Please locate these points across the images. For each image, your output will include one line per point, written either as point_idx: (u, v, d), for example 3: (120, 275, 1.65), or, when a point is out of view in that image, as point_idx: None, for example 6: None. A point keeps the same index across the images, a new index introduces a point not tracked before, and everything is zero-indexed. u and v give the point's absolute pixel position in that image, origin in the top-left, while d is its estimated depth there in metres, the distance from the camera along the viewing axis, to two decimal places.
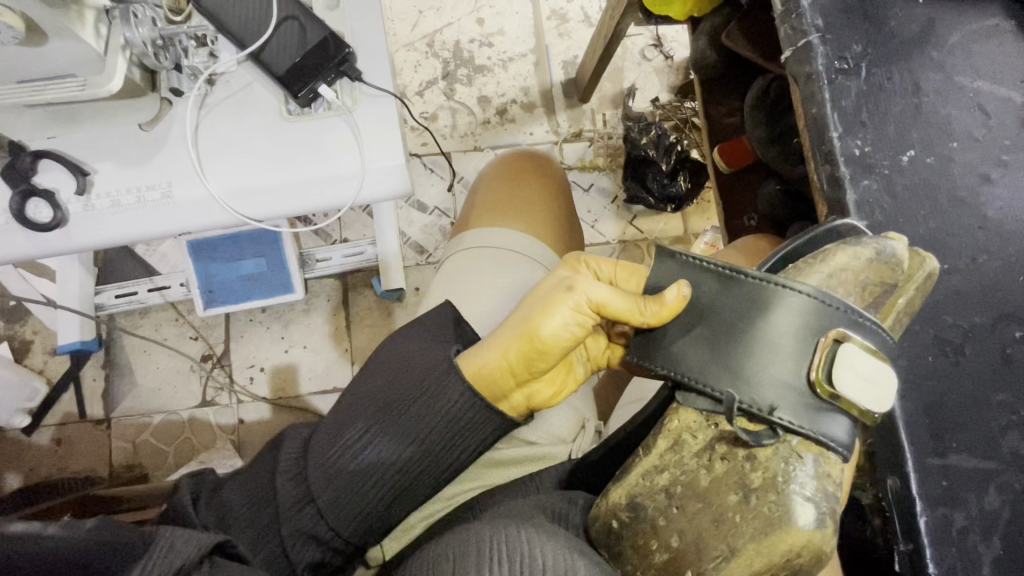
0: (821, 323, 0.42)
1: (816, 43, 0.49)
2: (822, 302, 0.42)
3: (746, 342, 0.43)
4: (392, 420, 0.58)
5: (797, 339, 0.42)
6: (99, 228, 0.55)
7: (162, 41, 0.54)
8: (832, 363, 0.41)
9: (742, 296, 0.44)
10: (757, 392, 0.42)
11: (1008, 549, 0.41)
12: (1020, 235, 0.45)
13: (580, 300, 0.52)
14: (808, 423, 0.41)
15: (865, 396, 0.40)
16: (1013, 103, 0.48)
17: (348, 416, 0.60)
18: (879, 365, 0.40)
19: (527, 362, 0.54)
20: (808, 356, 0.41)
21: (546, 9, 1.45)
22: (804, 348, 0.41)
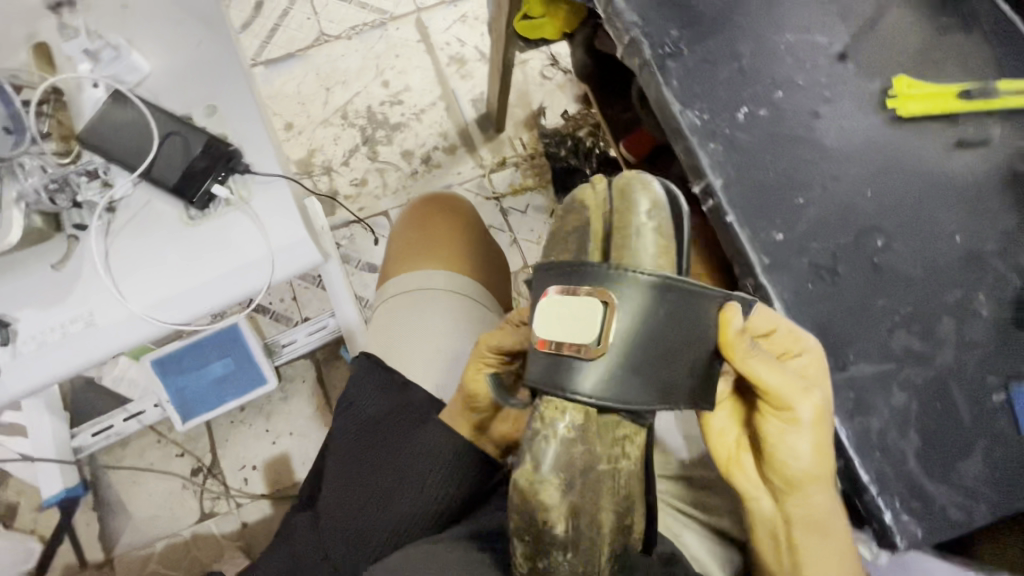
0: (586, 294, 0.41)
1: (639, 35, 0.54)
2: (547, 266, 0.43)
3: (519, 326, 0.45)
4: (385, 467, 0.58)
5: (571, 316, 0.41)
6: (31, 371, 0.56)
7: (56, 184, 0.58)
8: (540, 320, 0.41)
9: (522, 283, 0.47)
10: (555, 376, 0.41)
11: (926, 439, 0.44)
12: (859, 156, 0.50)
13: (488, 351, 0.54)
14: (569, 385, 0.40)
15: (578, 335, 0.40)
16: (822, 45, 0.53)
17: (345, 476, 0.60)
18: (586, 301, 0.40)
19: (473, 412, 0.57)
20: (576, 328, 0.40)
21: (443, 57, 1.53)
22: (573, 322, 0.41)
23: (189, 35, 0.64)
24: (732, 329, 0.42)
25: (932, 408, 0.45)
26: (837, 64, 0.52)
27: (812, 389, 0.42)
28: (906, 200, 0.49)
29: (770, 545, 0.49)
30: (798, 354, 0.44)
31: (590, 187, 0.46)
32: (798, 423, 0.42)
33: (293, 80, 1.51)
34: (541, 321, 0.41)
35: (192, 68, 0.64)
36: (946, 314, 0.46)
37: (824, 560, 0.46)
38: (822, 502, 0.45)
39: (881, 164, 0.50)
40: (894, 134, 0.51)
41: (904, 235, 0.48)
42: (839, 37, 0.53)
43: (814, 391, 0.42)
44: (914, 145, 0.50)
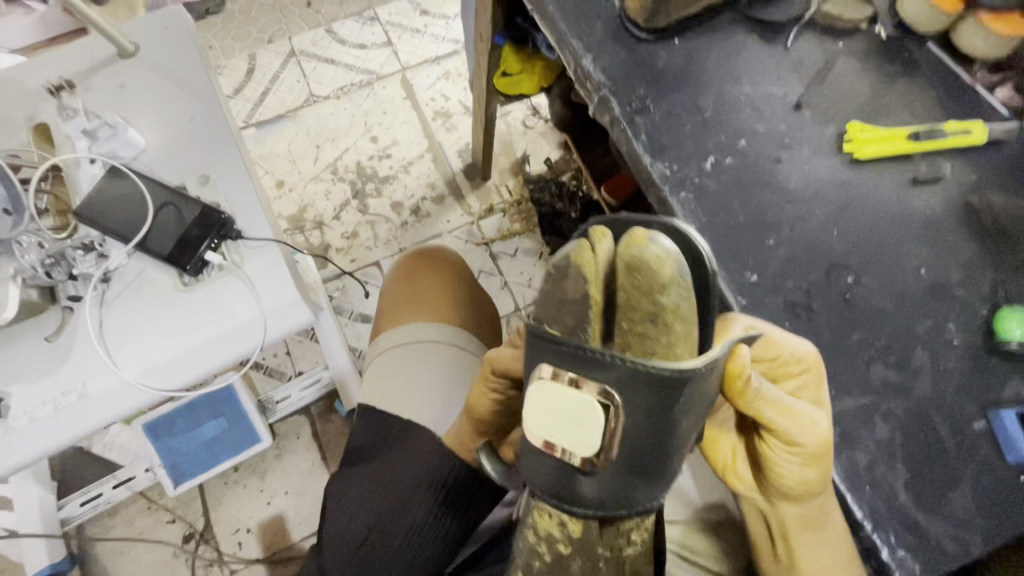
0: (583, 398, 0.36)
1: (608, 94, 0.58)
2: (545, 345, 0.37)
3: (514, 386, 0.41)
4: (383, 491, 0.61)
5: (568, 422, 0.37)
6: (24, 445, 0.56)
7: (52, 258, 0.59)
8: (529, 408, 0.38)
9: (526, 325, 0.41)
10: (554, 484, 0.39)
11: (913, 471, 0.45)
12: (822, 197, 0.53)
13: (489, 374, 0.55)
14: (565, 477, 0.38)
15: (571, 438, 0.37)
16: (777, 96, 0.57)
17: (345, 506, 0.62)
18: (581, 402, 0.36)
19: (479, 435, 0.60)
20: (574, 434, 0.37)
21: (429, 112, 1.60)
22: (571, 428, 0.37)
23: (186, 110, 0.68)
24: (739, 367, 0.40)
25: (915, 439, 0.45)
26: (794, 113, 0.56)
27: (813, 417, 0.44)
28: (870, 237, 0.51)
29: (764, 538, 0.53)
30: (799, 376, 0.44)
31: (590, 250, 0.38)
32: (799, 455, 0.44)
33: (284, 139, 1.57)
34: (530, 411, 0.38)
35: (187, 141, 0.67)
36: (919, 344, 0.48)
37: (819, 559, 0.48)
38: (809, 507, 0.48)
39: (843, 203, 0.52)
40: (852, 175, 0.54)
41: (871, 270, 0.50)
42: (793, 88, 0.57)
43: (817, 420, 0.43)
44: (872, 184, 0.53)
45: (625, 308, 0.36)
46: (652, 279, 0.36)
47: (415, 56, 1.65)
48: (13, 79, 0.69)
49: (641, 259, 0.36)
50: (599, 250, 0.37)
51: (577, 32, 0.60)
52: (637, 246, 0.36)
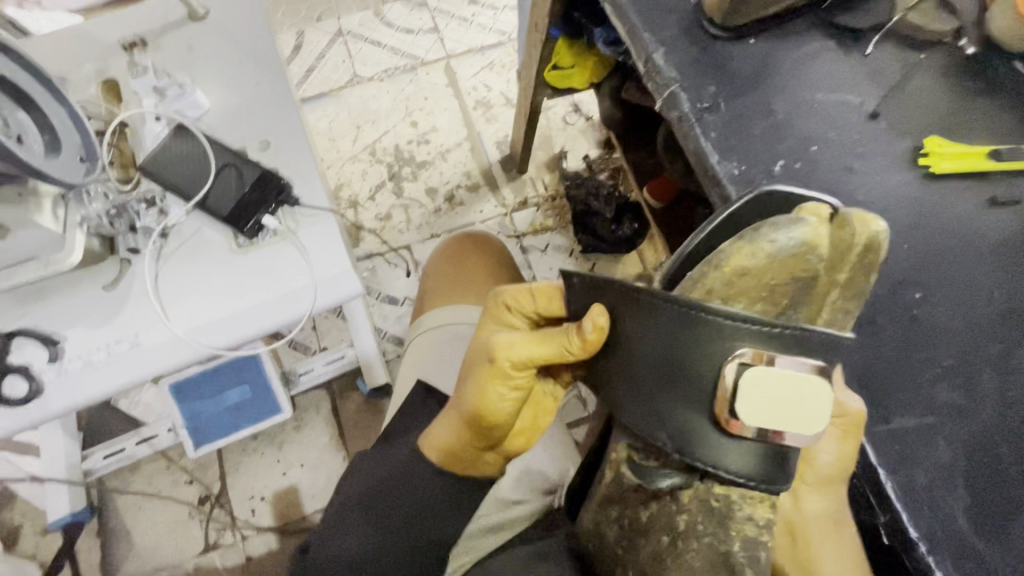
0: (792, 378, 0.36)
1: (678, 90, 0.57)
2: (721, 326, 0.36)
3: (649, 375, 0.39)
4: (381, 506, 0.60)
5: (774, 403, 0.36)
6: (75, 389, 0.57)
7: (115, 210, 0.60)
8: (739, 393, 0.36)
9: (638, 311, 0.39)
10: (738, 460, 0.37)
11: (974, 496, 0.43)
12: (894, 211, 0.51)
13: (505, 365, 0.49)
14: (717, 455, 0.37)
15: (791, 420, 0.36)
16: (853, 103, 0.56)
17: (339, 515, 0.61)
18: (801, 380, 0.36)
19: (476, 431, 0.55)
20: (780, 416, 0.36)
21: (470, 101, 1.60)
22: (777, 410, 0.36)
23: (250, 76, 0.69)
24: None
25: (978, 465, 0.44)
26: (869, 123, 0.55)
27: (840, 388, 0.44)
28: (940, 255, 0.50)
29: (784, 544, 0.49)
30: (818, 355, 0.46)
31: (819, 228, 0.38)
32: (840, 426, 0.43)
33: (326, 117, 1.58)
34: (736, 394, 0.36)
35: (250, 105, 0.68)
36: (988, 369, 0.46)
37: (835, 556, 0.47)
38: (833, 498, 0.48)
39: (914, 218, 0.51)
40: (926, 190, 0.52)
41: (940, 289, 0.49)
42: (869, 97, 0.56)
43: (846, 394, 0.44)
44: (947, 201, 0.52)
45: (843, 285, 0.39)
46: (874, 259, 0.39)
47: (461, 44, 1.65)
48: (84, 32, 0.70)
49: (870, 241, 0.38)
50: (821, 230, 0.38)
51: (650, 25, 0.59)
52: (864, 228, 0.38)
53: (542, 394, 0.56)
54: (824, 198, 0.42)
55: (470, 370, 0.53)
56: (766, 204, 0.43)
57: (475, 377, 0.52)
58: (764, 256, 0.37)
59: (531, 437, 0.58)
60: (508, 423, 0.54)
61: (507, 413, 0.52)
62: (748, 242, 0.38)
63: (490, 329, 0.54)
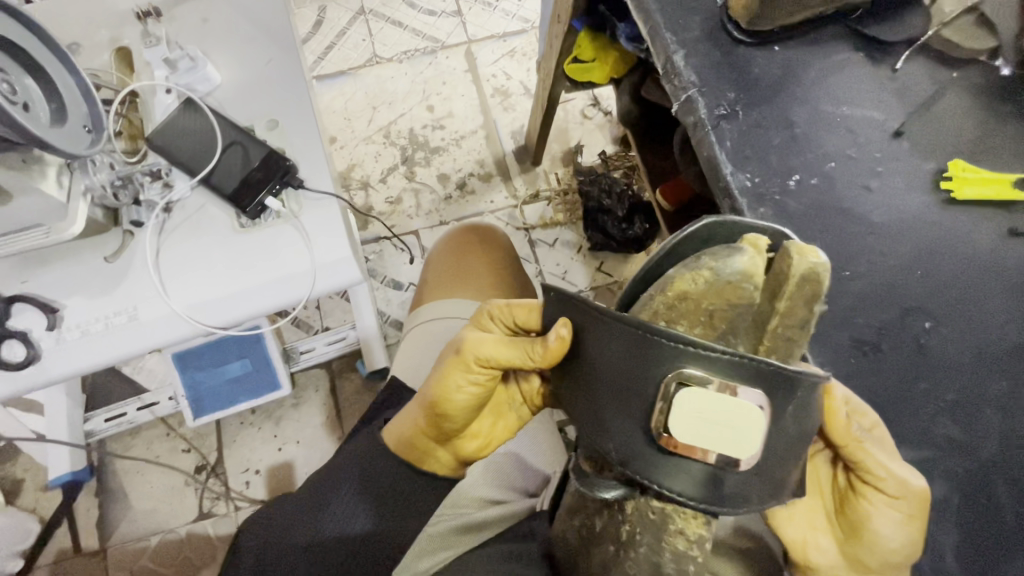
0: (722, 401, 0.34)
1: (696, 95, 0.55)
2: (663, 346, 0.35)
3: (600, 387, 0.38)
4: (358, 482, 0.57)
5: (707, 423, 0.34)
6: (72, 357, 0.58)
7: (121, 181, 0.60)
8: (671, 409, 0.34)
9: (597, 324, 0.38)
10: (676, 481, 0.35)
11: (965, 534, 0.43)
12: (910, 235, 0.50)
13: (470, 360, 0.48)
14: (653, 471, 0.36)
15: (726, 444, 0.34)
16: (876, 120, 0.54)
17: (315, 486, 0.59)
18: (739, 404, 0.34)
19: (434, 423, 0.53)
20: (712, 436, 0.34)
21: (488, 88, 1.58)
22: (710, 429, 0.34)
23: (263, 53, 0.68)
24: (840, 419, 0.41)
25: (972, 504, 0.43)
26: (891, 141, 0.53)
27: (895, 464, 0.42)
28: (954, 284, 0.48)
29: None
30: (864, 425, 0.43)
31: (752, 256, 0.37)
32: (904, 506, 0.42)
33: (342, 96, 1.57)
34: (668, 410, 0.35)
35: (261, 84, 0.67)
36: (992, 406, 0.45)
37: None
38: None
39: (931, 244, 0.49)
40: (945, 216, 0.50)
41: (950, 319, 0.47)
42: (893, 114, 0.54)
43: (903, 468, 0.42)
44: (966, 229, 0.50)
45: (781, 315, 0.37)
46: (817, 287, 0.37)
47: (483, 30, 1.62)
48: None
49: (808, 270, 0.37)
50: (761, 260, 0.37)
51: (672, 25, 0.58)
52: (803, 259, 0.37)
53: (504, 405, 0.56)
54: (776, 227, 0.41)
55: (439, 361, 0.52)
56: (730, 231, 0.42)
57: (439, 369, 0.50)
58: (704, 282, 0.37)
59: (484, 446, 0.56)
60: (462, 423, 0.53)
61: (461, 410, 0.51)
62: (686, 269, 0.37)
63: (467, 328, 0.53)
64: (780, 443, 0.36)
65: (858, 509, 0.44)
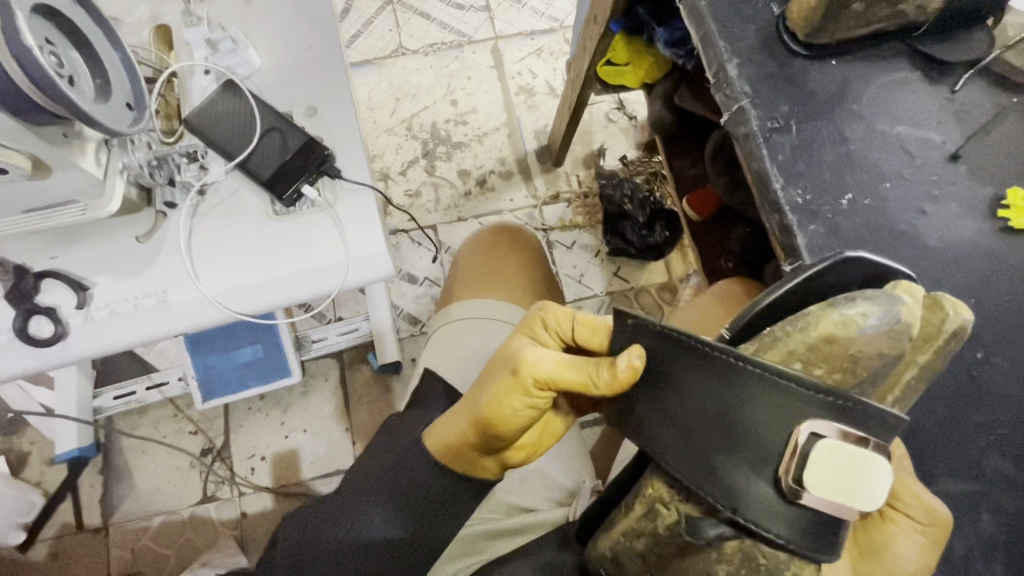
0: (854, 453, 0.34)
1: (748, 106, 0.54)
2: (785, 388, 0.35)
3: (701, 425, 0.37)
4: (386, 490, 0.57)
5: (834, 471, 0.34)
6: (100, 337, 0.57)
7: (157, 161, 0.59)
8: (806, 461, 0.34)
9: (698, 356, 0.38)
10: (776, 523, 0.35)
11: (1010, 571, 0.42)
12: (965, 262, 0.49)
13: (527, 382, 0.50)
14: (763, 517, 0.35)
15: (849, 492, 0.34)
16: (933, 141, 0.53)
17: (347, 489, 0.60)
18: (868, 456, 0.34)
19: (486, 436, 0.53)
20: (836, 484, 0.34)
21: (513, 86, 1.56)
22: (836, 476, 0.34)
23: (304, 39, 0.67)
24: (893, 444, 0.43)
25: (1018, 539, 0.43)
26: (948, 164, 0.52)
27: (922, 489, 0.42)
28: (1008, 315, 0.47)
29: None
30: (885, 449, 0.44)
31: (908, 307, 0.37)
32: (929, 532, 0.41)
33: (366, 85, 1.56)
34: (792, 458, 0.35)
35: (301, 70, 0.66)
36: None
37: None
38: None
39: (986, 273, 0.48)
40: (1002, 245, 0.49)
41: (1004, 350, 0.46)
42: (952, 137, 0.53)
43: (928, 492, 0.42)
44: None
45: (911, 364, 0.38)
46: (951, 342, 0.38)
47: (511, 26, 1.61)
48: None
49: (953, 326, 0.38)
50: (914, 309, 0.38)
51: (726, 33, 0.56)
52: (955, 316, 0.38)
53: (550, 417, 0.57)
54: (903, 270, 0.42)
55: (495, 377, 0.52)
56: (850, 271, 0.42)
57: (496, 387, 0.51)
58: (855, 329, 0.36)
59: (530, 455, 0.57)
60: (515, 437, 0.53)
61: (518, 426, 0.52)
62: (831, 311, 0.37)
63: (520, 341, 0.54)
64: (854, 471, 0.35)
65: (880, 533, 0.42)
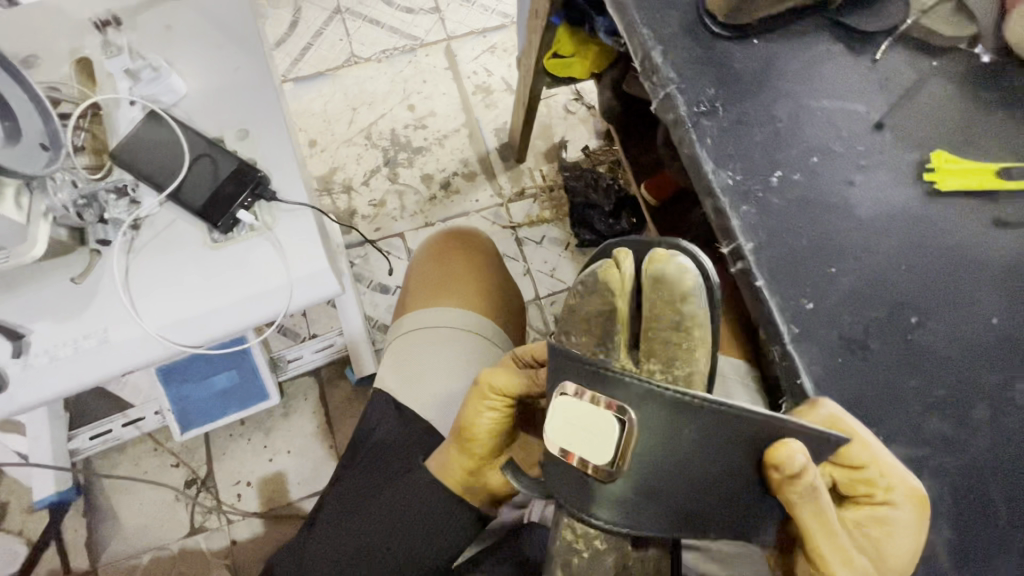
0: (692, 434, 0.39)
1: (675, 92, 0.54)
2: (625, 382, 0.40)
3: (576, 435, 0.41)
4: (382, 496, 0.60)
5: (681, 452, 0.39)
6: (41, 385, 0.56)
7: (84, 199, 0.58)
8: (552, 419, 0.42)
9: (576, 369, 0.41)
10: (660, 513, 0.40)
11: (956, 530, 0.43)
12: (896, 228, 0.49)
13: (487, 391, 0.52)
14: (643, 509, 0.40)
15: (582, 446, 0.40)
16: (859, 112, 0.53)
17: (348, 507, 0.62)
18: (701, 436, 0.39)
19: (467, 454, 0.55)
20: (574, 441, 0.40)
21: (469, 85, 1.55)
22: (573, 435, 0.41)
23: (230, 60, 0.65)
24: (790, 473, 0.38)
25: (962, 498, 0.44)
26: (874, 133, 0.52)
27: (857, 554, 0.42)
28: (940, 277, 0.48)
29: None
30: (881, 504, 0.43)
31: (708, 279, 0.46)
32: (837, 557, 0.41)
33: (321, 98, 1.53)
34: (666, 463, 0.39)
35: (229, 92, 0.65)
36: (980, 400, 0.45)
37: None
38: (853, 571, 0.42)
39: (917, 237, 0.49)
40: (931, 209, 0.50)
41: (938, 313, 0.47)
42: (877, 107, 0.53)
43: (860, 558, 0.42)
44: (952, 221, 0.50)
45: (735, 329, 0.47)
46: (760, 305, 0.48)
47: (462, 26, 1.60)
48: (55, 7, 0.66)
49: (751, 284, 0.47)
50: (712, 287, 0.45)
51: (649, 21, 0.56)
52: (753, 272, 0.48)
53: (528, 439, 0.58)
54: (751, 244, 0.49)
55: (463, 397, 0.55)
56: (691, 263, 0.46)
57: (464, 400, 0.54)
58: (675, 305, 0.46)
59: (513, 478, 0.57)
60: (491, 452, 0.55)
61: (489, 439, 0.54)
62: (646, 289, 0.45)
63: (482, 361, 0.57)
64: (585, 426, 0.40)
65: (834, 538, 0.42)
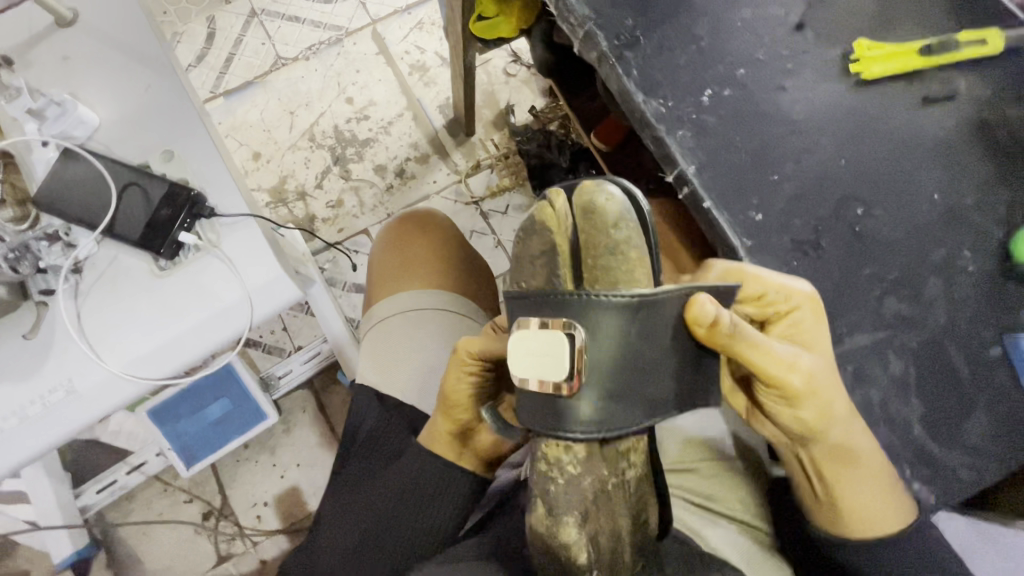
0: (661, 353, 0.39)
1: (594, 29, 0.53)
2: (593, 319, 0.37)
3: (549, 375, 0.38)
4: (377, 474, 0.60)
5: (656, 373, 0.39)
6: (15, 447, 0.55)
7: (16, 252, 0.57)
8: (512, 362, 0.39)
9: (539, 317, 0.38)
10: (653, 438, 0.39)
11: (927, 403, 0.45)
12: (831, 125, 0.50)
13: (465, 357, 0.53)
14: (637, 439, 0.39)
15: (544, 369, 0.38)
16: (778, 16, 0.53)
17: (344, 507, 0.60)
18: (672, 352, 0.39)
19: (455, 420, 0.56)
20: (541, 372, 0.38)
21: (404, 66, 1.51)
22: (536, 367, 0.38)
23: (136, 80, 0.62)
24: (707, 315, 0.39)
25: (928, 372, 0.46)
26: (796, 35, 0.52)
27: (799, 359, 0.42)
28: (880, 164, 0.48)
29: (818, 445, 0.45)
30: (788, 313, 0.44)
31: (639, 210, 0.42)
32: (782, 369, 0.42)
33: (255, 107, 1.48)
34: (640, 381, 0.38)
35: (140, 114, 0.62)
36: (934, 276, 0.47)
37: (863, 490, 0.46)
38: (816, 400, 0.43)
39: (854, 130, 0.49)
40: (861, 100, 0.50)
41: (884, 201, 0.48)
42: (795, 8, 0.53)
43: (802, 360, 0.42)
44: (883, 107, 0.50)
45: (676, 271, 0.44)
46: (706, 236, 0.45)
47: (384, 6, 1.54)
48: None
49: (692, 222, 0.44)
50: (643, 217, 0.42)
51: None
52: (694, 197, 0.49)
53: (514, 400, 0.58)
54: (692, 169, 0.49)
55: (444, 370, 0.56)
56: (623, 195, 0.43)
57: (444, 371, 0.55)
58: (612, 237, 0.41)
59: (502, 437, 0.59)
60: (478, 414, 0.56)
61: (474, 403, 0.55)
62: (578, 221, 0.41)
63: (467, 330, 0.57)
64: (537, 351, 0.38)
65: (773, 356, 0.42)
